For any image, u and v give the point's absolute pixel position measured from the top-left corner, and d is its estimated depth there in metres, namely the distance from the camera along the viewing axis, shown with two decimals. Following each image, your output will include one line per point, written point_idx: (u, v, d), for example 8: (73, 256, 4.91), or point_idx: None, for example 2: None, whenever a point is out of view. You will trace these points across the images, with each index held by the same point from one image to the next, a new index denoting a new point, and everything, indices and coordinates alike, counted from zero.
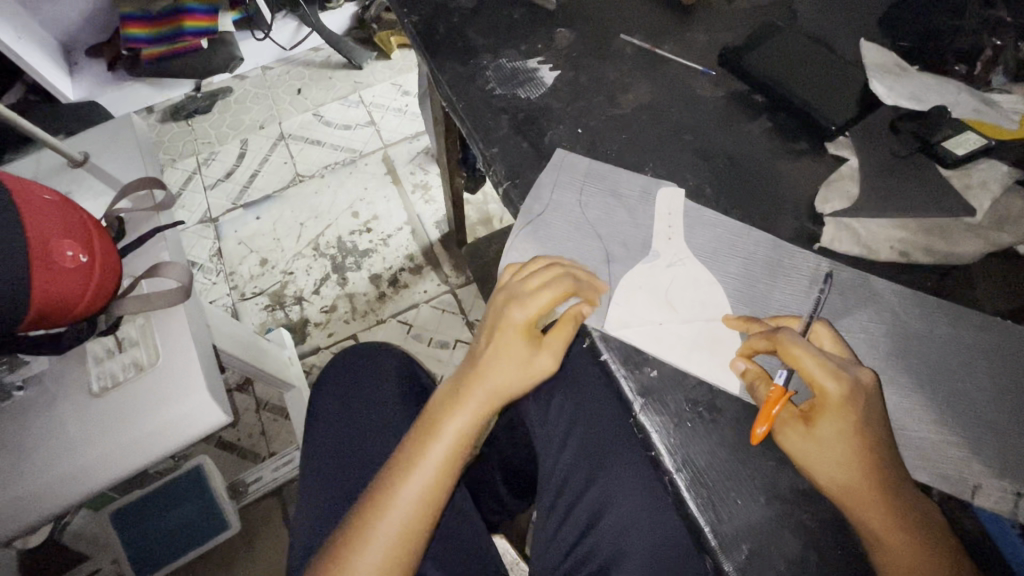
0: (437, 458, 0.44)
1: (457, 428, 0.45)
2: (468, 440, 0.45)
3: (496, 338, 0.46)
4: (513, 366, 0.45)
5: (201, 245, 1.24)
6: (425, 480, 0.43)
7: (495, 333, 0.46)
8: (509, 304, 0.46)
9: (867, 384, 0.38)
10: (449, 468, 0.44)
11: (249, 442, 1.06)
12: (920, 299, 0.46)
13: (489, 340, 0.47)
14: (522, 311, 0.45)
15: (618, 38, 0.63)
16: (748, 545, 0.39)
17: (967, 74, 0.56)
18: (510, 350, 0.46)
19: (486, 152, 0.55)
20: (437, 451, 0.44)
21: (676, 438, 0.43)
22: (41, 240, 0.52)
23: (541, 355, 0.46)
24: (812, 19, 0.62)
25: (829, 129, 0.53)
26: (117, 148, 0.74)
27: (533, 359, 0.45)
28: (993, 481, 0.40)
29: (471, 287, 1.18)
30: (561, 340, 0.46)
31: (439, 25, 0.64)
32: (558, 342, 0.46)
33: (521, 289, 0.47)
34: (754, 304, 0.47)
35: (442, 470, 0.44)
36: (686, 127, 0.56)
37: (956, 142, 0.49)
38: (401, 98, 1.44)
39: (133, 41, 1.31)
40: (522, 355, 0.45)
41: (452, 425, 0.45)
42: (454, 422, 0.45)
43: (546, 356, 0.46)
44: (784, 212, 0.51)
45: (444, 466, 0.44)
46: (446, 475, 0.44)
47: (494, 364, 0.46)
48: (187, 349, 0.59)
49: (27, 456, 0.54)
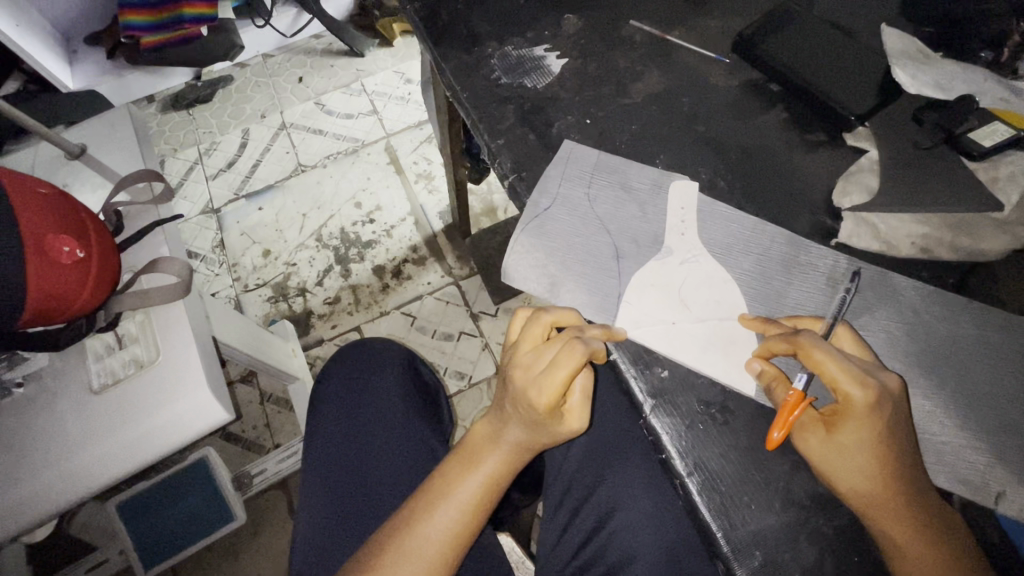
0: (463, 503, 0.43)
1: (483, 475, 0.43)
2: (496, 488, 0.44)
3: (517, 407, 0.43)
4: (539, 433, 0.43)
5: (203, 236, 1.23)
6: (452, 529, 0.42)
7: (516, 403, 0.43)
8: (527, 382, 0.42)
9: (894, 390, 0.37)
10: (475, 515, 0.43)
11: (254, 434, 1.05)
12: (942, 297, 0.45)
13: (511, 405, 0.44)
14: (541, 395, 0.41)
15: (627, 24, 0.60)
16: (762, 551, 0.38)
17: (993, 61, 0.54)
18: (533, 422, 0.43)
19: (491, 145, 0.54)
20: (464, 500, 0.43)
21: (687, 441, 0.41)
22: (35, 235, 0.51)
23: (565, 425, 0.43)
24: (831, 4, 0.60)
25: (850, 118, 0.51)
26: (115, 140, 0.72)
27: (558, 428, 0.43)
28: (1019, 487, 0.39)
29: (476, 279, 1.16)
30: (579, 403, 0.44)
31: (442, 11, 0.62)
32: (575, 405, 0.44)
33: (539, 361, 0.42)
34: (770, 303, 0.46)
35: (467, 523, 0.42)
36: (698, 116, 0.54)
37: (982, 133, 0.47)
38: (403, 86, 1.41)
39: (132, 28, 1.26)
40: (544, 425, 0.42)
41: (478, 476, 0.43)
42: (480, 471, 0.43)
43: (570, 421, 0.43)
44: (800, 206, 0.50)
45: (471, 512, 0.43)
46: (472, 522, 0.43)
47: (516, 427, 0.43)
48: (187, 345, 0.58)
49: (27, 454, 0.54)
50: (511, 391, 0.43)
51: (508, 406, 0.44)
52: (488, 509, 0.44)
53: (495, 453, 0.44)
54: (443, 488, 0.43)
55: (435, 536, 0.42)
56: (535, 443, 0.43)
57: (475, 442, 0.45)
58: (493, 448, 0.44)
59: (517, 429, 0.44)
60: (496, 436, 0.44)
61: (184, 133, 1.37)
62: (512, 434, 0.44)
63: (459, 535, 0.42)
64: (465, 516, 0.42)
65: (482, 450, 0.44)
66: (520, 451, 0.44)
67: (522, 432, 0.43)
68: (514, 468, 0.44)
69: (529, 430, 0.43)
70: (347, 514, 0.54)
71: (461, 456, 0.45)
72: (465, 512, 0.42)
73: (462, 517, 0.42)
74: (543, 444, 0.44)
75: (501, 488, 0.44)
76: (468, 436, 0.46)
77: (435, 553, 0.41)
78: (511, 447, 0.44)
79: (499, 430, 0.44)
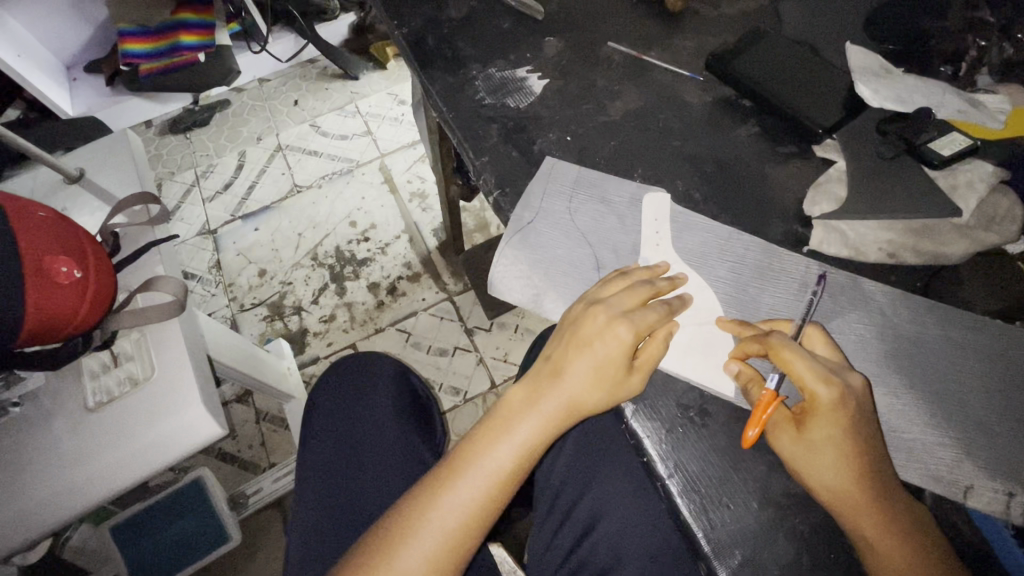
0: (492, 474, 0.42)
1: (515, 442, 0.43)
2: (529, 456, 0.43)
3: (586, 355, 0.44)
4: (600, 382, 0.43)
5: (200, 257, 1.24)
6: (479, 499, 0.42)
7: (589, 342, 0.44)
8: (606, 322, 0.44)
9: (858, 389, 0.39)
10: (505, 486, 0.42)
11: (250, 453, 1.06)
12: (910, 300, 0.46)
13: (576, 354, 0.44)
14: (627, 327, 0.43)
15: (605, 45, 0.63)
16: (741, 550, 0.39)
17: (952, 75, 0.57)
18: (604, 364, 0.43)
19: (476, 162, 0.56)
20: (499, 464, 0.43)
21: (667, 443, 0.43)
22: (35, 257, 0.52)
23: (631, 385, 0.43)
24: (798, 22, 0.62)
25: (818, 130, 0.54)
26: (114, 164, 0.74)
27: (622, 383, 0.43)
28: (986, 481, 0.40)
29: (470, 295, 1.18)
30: (649, 364, 0.44)
31: (429, 37, 0.64)
32: (645, 366, 0.44)
33: (618, 300, 0.45)
34: (744, 308, 0.48)
35: (493, 494, 0.42)
36: (674, 132, 0.57)
37: (942, 142, 0.50)
38: (396, 108, 1.44)
39: (130, 56, 1.32)
40: (612, 377, 0.43)
41: (513, 443, 0.43)
42: (513, 437, 0.43)
43: (634, 382, 0.43)
44: (773, 216, 0.52)
45: (499, 484, 0.42)
46: (500, 493, 0.42)
47: (578, 379, 0.43)
48: (182, 362, 0.59)
49: (24, 474, 0.54)
50: (584, 335, 0.44)
51: (570, 357, 0.44)
52: (519, 482, 0.43)
53: (534, 415, 0.44)
54: (471, 458, 0.43)
55: (460, 504, 0.42)
56: (588, 405, 0.43)
57: (510, 406, 0.45)
58: (529, 413, 0.44)
59: (576, 384, 0.43)
60: (536, 398, 0.44)
61: (181, 157, 1.40)
62: (571, 384, 0.44)
63: (484, 508, 0.42)
64: (493, 487, 0.42)
65: (515, 416, 0.44)
66: (564, 418, 0.44)
67: (585, 382, 0.43)
68: (553, 434, 0.44)
69: (581, 391, 0.43)
70: (340, 525, 0.55)
71: (496, 420, 0.44)
72: (494, 482, 0.42)
73: (489, 489, 0.42)
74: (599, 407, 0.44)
75: (533, 458, 0.44)
76: (501, 403, 0.46)
77: (457, 526, 0.41)
78: (555, 405, 0.44)
79: (553, 380, 0.44)
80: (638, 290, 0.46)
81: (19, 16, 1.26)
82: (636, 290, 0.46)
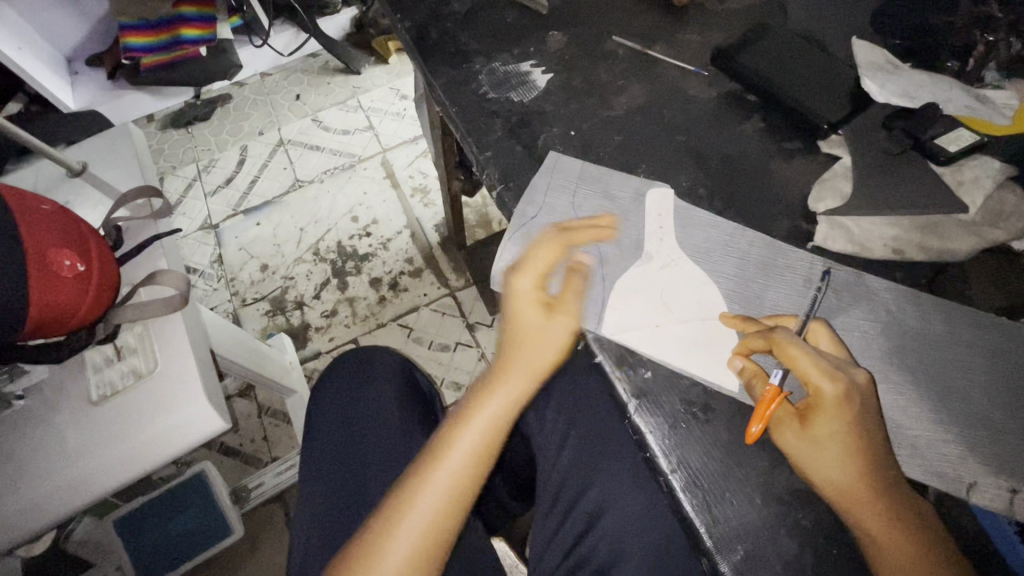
0: (470, 453, 0.45)
1: (485, 420, 0.46)
2: (498, 432, 0.46)
3: (518, 316, 0.47)
4: (531, 333, 0.46)
5: (201, 251, 1.24)
6: (461, 478, 0.44)
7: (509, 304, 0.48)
8: (520, 282, 0.47)
9: (863, 385, 0.39)
10: (482, 461, 0.45)
11: (252, 447, 1.06)
12: (915, 297, 0.46)
13: (512, 319, 0.47)
14: (529, 278, 0.47)
15: (610, 39, 0.63)
16: (744, 546, 0.39)
17: (958, 70, 0.56)
18: (536, 322, 0.47)
19: (480, 157, 0.56)
20: (474, 442, 0.45)
21: (671, 439, 0.43)
22: (38, 250, 0.52)
23: (564, 334, 0.47)
24: (803, 17, 0.62)
25: (823, 125, 0.53)
26: (116, 158, 0.74)
27: (557, 337, 0.46)
28: (990, 479, 0.40)
29: (471, 290, 1.18)
30: (575, 311, 0.47)
31: (432, 31, 0.64)
32: (574, 314, 0.47)
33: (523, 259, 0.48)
34: (748, 304, 0.47)
35: (474, 472, 0.45)
36: (678, 127, 0.56)
37: (951, 137, 0.50)
38: (398, 102, 1.44)
39: (131, 50, 1.30)
40: (547, 331, 0.46)
41: (484, 421, 0.46)
42: (480, 415, 0.46)
43: (566, 331, 0.47)
44: (778, 212, 0.51)
45: (478, 460, 0.45)
46: (479, 469, 0.45)
47: (523, 345, 0.47)
48: (185, 356, 0.59)
49: (28, 467, 0.54)
50: (511, 300, 0.47)
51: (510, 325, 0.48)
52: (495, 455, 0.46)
53: (496, 391, 0.46)
54: (448, 443, 0.45)
55: (445, 484, 0.44)
56: (537, 368, 0.46)
57: (476, 389, 0.48)
58: (491, 390, 0.46)
59: (523, 352, 0.47)
60: (499, 376, 0.47)
61: (182, 151, 1.40)
62: (520, 353, 0.47)
63: (468, 486, 0.44)
64: (473, 464, 0.45)
65: (481, 398, 0.46)
66: (524, 386, 0.47)
67: (529, 346, 0.46)
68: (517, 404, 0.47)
69: (530, 357, 0.46)
70: (342, 519, 0.55)
71: (461, 405, 0.47)
72: (472, 460, 0.45)
73: (469, 469, 0.44)
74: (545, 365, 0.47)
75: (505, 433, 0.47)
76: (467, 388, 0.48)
77: (444, 505, 0.43)
78: (515, 378, 0.46)
79: (501, 353, 0.48)
80: (548, 243, 0.49)
81: (19, 9, 1.26)
82: (541, 245, 0.49)
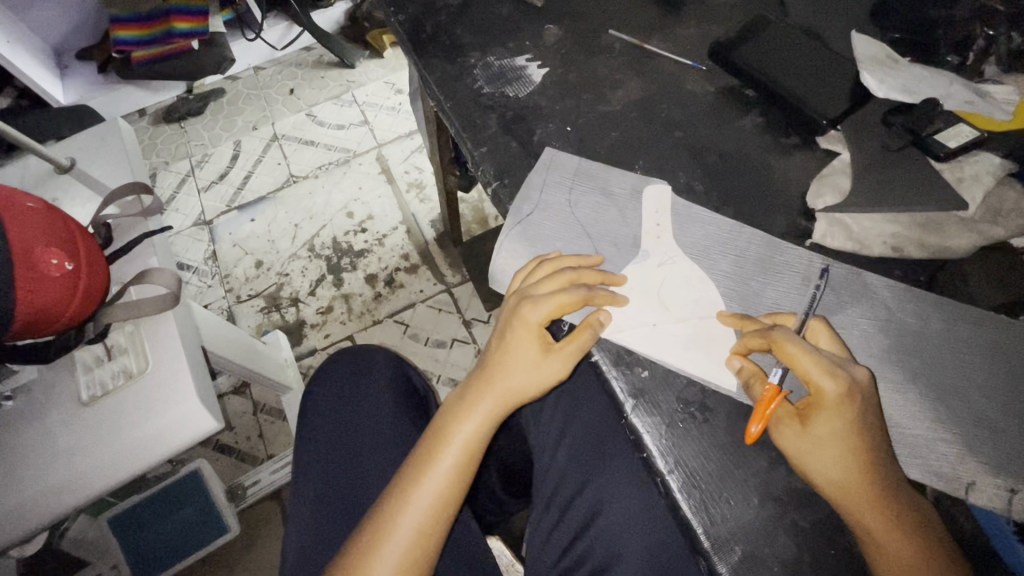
0: (449, 469, 0.44)
1: (463, 439, 0.45)
2: (476, 450, 0.45)
3: (515, 341, 0.45)
4: (520, 365, 0.45)
5: (195, 248, 1.23)
6: (441, 494, 0.44)
7: (510, 333, 0.46)
8: (523, 307, 0.45)
9: (864, 383, 0.39)
10: (461, 478, 0.44)
11: (248, 445, 1.06)
12: (914, 294, 0.46)
13: (509, 343, 0.46)
14: (536, 312, 0.45)
15: (607, 34, 0.62)
16: (741, 546, 0.39)
17: (959, 65, 0.56)
18: (529, 351, 0.45)
19: (475, 153, 0.55)
20: (451, 460, 0.44)
21: (667, 439, 0.42)
22: (25, 249, 0.51)
23: (553, 371, 0.44)
24: (802, 11, 0.61)
25: (823, 122, 0.52)
26: (105, 154, 0.73)
27: (546, 369, 0.45)
28: (989, 478, 0.40)
29: (468, 286, 1.17)
30: (574, 350, 0.44)
31: (426, 24, 0.63)
32: (571, 353, 0.44)
33: (536, 291, 0.46)
34: (747, 302, 0.47)
35: (454, 488, 0.44)
36: (676, 123, 0.56)
37: (948, 134, 0.49)
38: (393, 97, 1.42)
39: (123, 43, 1.29)
40: (538, 363, 0.45)
41: (462, 439, 0.45)
42: (458, 436, 0.45)
43: (557, 368, 0.45)
44: (776, 208, 0.51)
45: (456, 476, 0.44)
46: (459, 485, 0.44)
47: (512, 371, 0.45)
48: (177, 355, 0.59)
49: (17, 469, 0.53)
50: (512, 323, 0.46)
51: (504, 348, 0.46)
52: (475, 470, 0.45)
53: (475, 412, 0.45)
54: (427, 462, 0.45)
55: (425, 505, 0.43)
56: (518, 394, 0.45)
57: (455, 405, 0.47)
58: (469, 412, 0.45)
59: (510, 376, 0.45)
60: (477, 394, 0.46)
61: (175, 146, 1.38)
62: (505, 376, 0.45)
63: (448, 501, 0.44)
64: (453, 480, 0.44)
65: (459, 416, 0.46)
66: (505, 408, 0.45)
67: (517, 373, 0.45)
68: (496, 423, 0.46)
69: (515, 381, 0.45)
70: (338, 520, 0.54)
71: (436, 427, 0.46)
72: (451, 477, 0.44)
73: (448, 486, 0.44)
74: (529, 394, 0.45)
75: (483, 449, 0.46)
76: (446, 405, 0.48)
77: (424, 526, 0.43)
78: (496, 398, 0.45)
79: (483, 370, 0.47)
80: (562, 273, 0.46)
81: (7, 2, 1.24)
82: (551, 274, 0.47)
